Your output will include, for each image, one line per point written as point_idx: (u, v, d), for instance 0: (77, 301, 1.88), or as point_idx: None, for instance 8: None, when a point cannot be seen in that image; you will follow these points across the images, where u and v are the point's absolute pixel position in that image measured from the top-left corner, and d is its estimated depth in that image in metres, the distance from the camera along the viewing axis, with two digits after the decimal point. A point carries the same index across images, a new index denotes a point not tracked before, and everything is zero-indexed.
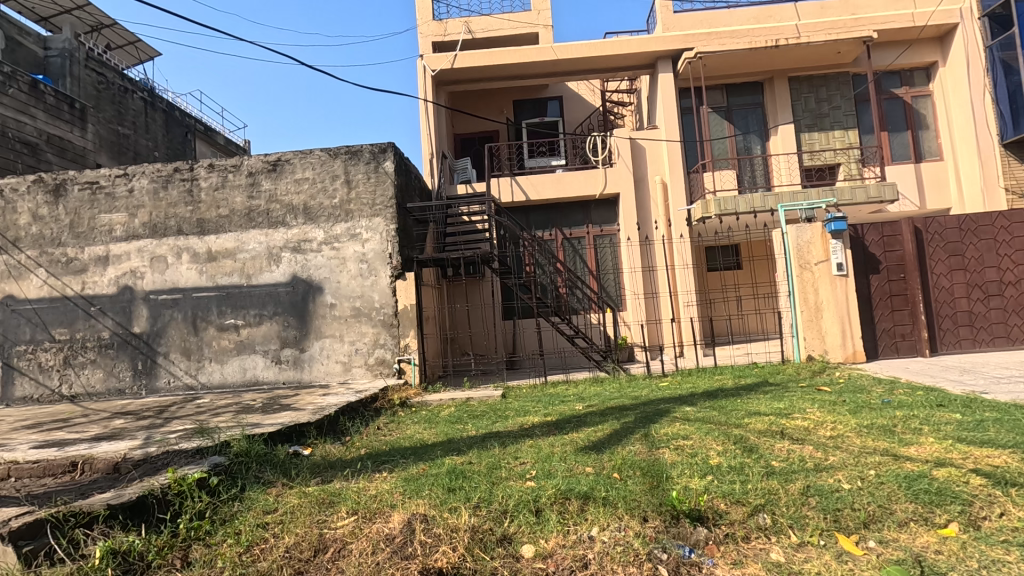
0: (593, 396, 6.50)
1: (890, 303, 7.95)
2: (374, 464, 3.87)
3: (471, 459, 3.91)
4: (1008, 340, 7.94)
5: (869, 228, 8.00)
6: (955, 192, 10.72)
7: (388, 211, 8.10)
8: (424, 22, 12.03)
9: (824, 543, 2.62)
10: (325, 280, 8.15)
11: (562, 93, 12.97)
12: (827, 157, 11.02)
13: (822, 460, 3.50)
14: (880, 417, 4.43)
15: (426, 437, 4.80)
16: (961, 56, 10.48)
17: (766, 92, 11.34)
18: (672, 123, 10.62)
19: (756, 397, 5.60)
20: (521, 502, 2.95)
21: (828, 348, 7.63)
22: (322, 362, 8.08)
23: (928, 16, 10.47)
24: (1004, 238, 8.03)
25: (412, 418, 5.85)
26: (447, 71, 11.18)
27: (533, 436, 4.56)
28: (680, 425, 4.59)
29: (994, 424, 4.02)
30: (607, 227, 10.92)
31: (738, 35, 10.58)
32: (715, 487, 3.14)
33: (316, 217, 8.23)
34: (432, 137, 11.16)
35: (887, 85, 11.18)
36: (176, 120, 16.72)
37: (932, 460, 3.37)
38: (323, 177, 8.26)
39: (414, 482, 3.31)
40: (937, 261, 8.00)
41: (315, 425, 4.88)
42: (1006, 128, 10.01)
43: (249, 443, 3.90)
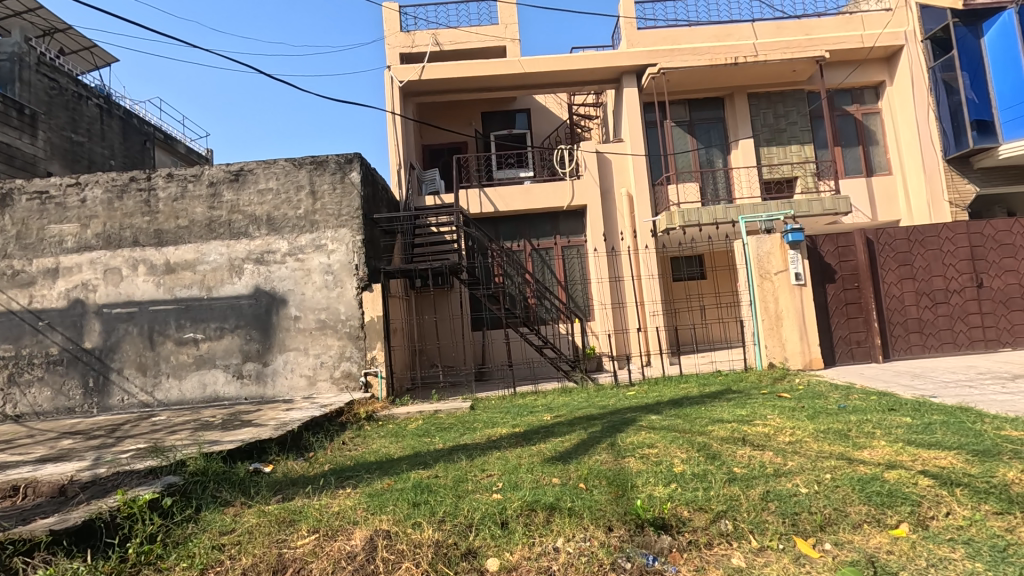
0: (561, 406, 6.53)
1: (845, 311, 8.25)
2: (337, 480, 3.79)
3: (437, 472, 3.87)
4: (955, 346, 8.32)
5: (825, 239, 8.30)
6: (903, 205, 11.21)
7: (355, 222, 8.01)
8: (391, 33, 12.02)
9: (783, 547, 2.69)
10: (289, 293, 7.98)
11: (530, 106, 13.13)
12: (785, 171, 11.41)
13: (781, 465, 3.59)
14: (836, 422, 4.57)
15: (392, 451, 4.74)
16: (906, 76, 11.05)
17: (726, 107, 11.72)
18: (637, 136, 10.83)
19: (719, 404, 5.72)
20: (487, 515, 2.93)
21: (788, 355, 7.85)
22: (286, 376, 7.89)
23: (876, 38, 10.99)
24: (950, 248, 8.43)
25: (379, 432, 5.76)
26: (415, 82, 11.18)
27: (501, 447, 4.54)
28: (646, 433, 4.66)
29: (940, 426, 4.22)
30: (574, 238, 11.05)
31: (699, 52, 10.91)
32: (679, 494, 3.18)
33: (280, 228, 8.08)
34: (400, 147, 11.11)
35: (840, 102, 11.69)
36: (134, 128, 16.23)
37: (884, 463, 3.50)
38: (287, 187, 8.13)
39: (378, 498, 3.26)
40: (889, 271, 8.37)
41: (278, 441, 4.75)
42: (948, 146, 10.59)
43: (207, 461, 3.78)
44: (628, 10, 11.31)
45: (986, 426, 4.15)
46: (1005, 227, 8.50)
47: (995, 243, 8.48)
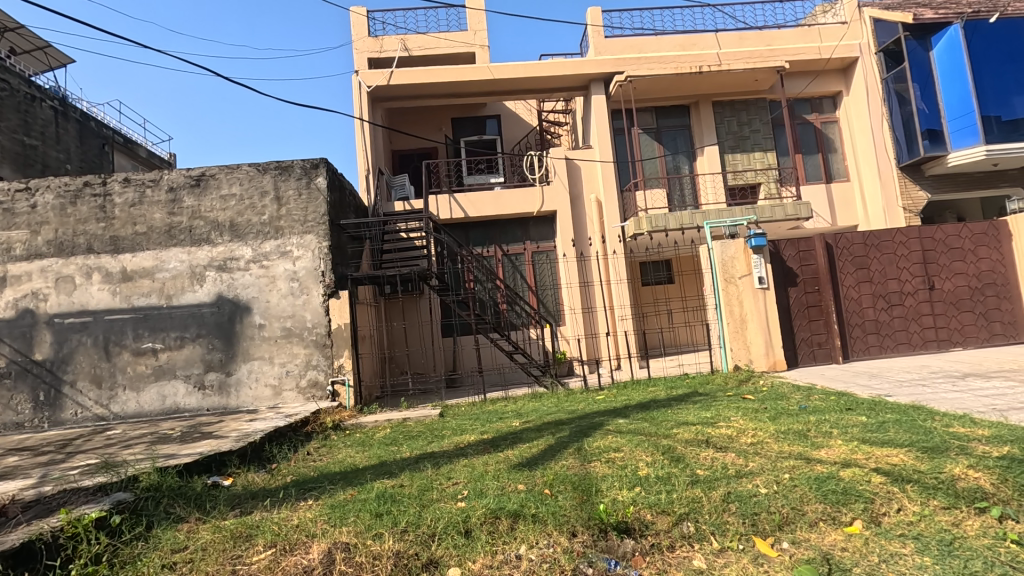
0: (531, 412, 6.52)
1: (806, 314, 8.48)
2: (299, 492, 3.70)
3: (402, 481, 3.82)
4: (910, 346, 8.63)
5: (786, 243, 8.52)
6: (861, 210, 11.59)
7: (321, 228, 7.90)
8: (358, 37, 11.90)
9: (743, 547, 2.74)
10: (253, 300, 7.80)
11: (500, 112, 13.18)
12: (749, 177, 11.69)
13: (742, 466, 3.65)
14: (796, 422, 4.69)
15: (358, 461, 4.66)
16: (862, 86, 11.47)
17: (692, 115, 11.97)
18: (606, 143, 10.96)
19: (685, 407, 5.80)
20: (450, 524, 2.90)
21: (753, 357, 8.02)
22: (250, 386, 7.70)
23: (833, 49, 11.37)
24: (903, 252, 8.76)
25: (345, 442, 5.67)
26: (383, 87, 11.11)
27: (467, 455, 4.52)
28: (613, 437, 4.69)
29: (893, 424, 4.35)
30: (544, 243, 11.10)
31: (665, 60, 11.11)
32: (642, 497, 3.20)
33: (243, 235, 7.90)
34: (368, 153, 10.99)
35: (800, 111, 12.06)
36: (92, 131, 15.68)
37: (840, 461, 3.60)
38: (251, 193, 7.96)
39: (340, 509, 3.20)
40: (847, 274, 8.64)
41: (238, 453, 4.62)
42: (901, 154, 11.05)
43: (161, 476, 3.68)
44: (595, 19, 11.46)
45: (936, 423, 4.31)
46: (954, 232, 8.85)
47: (946, 247, 8.84)
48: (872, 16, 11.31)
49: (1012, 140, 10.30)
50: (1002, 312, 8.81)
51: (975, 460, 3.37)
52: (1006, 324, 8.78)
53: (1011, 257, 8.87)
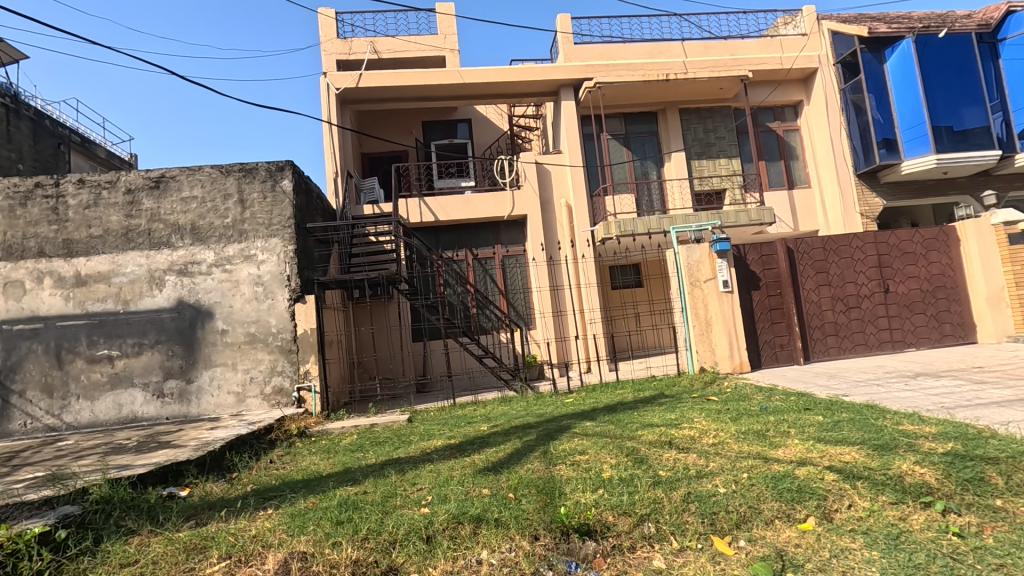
0: (499, 416, 6.52)
1: (769, 317, 8.70)
2: (258, 501, 3.62)
3: (366, 488, 3.77)
4: (867, 347, 8.94)
5: (750, 248, 8.72)
6: (821, 216, 11.95)
7: (287, 231, 7.77)
8: (327, 39, 11.76)
9: (701, 546, 2.79)
10: (215, 305, 7.61)
11: (470, 115, 13.17)
12: (715, 183, 11.96)
13: (703, 466, 3.72)
14: (756, 422, 4.80)
15: (321, 469, 4.58)
16: (821, 96, 11.84)
17: (660, 122, 12.19)
18: (575, 149, 11.11)
19: (650, 410, 5.87)
20: (412, 530, 2.87)
21: (718, 360, 8.19)
22: (211, 394, 7.50)
23: (793, 60, 11.72)
24: (861, 256, 9.08)
25: (310, 449, 5.56)
26: (352, 89, 11.01)
27: (434, 460, 4.49)
28: (579, 439, 4.73)
29: (847, 423, 4.49)
30: (513, 247, 11.13)
31: (633, 68, 11.28)
32: (605, 499, 3.22)
33: (205, 238, 7.71)
34: (337, 155, 10.83)
35: (763, 119, 12.39)
36: (47, 130, 15.09)
37: (796, 460, 3.69)
38: (213, 196, 7.77)
39: (300, 518, 3.14)
40: (807, 278, 8.91)
41: (196, 462, 4.48)
42: (858, 162, 11.45)
43: (114, 488, 3.56)
44: (565, 26, 11.57)
45: (887, 422, 4.47)
46: (907, 237, 9.22)
47: (899, 251, 9.18)
48: (830, 29, 11.72)
49: (960, 149, 10.82)
50: (952, 314, 9.18)
51: (921, 457, 3.50)
52: (956, 325, 9.15)
53: (959, 261, 9.26)
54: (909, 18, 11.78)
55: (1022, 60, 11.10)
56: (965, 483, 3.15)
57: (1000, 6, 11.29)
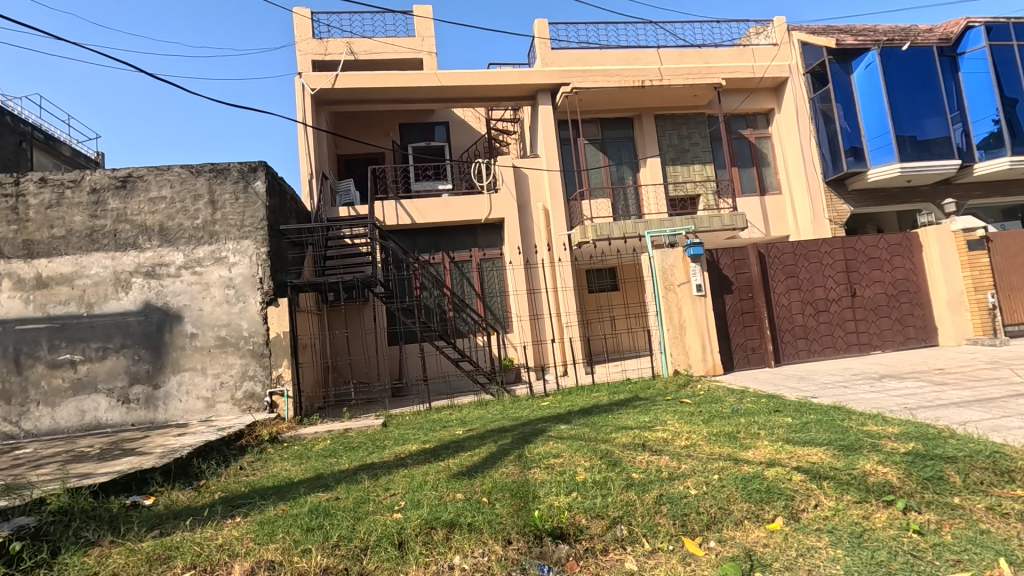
0: (475, 419, 6.50)
1: (741, 320, 8.87)
2: (225, 509, 3.53)
3: (338, 494, 3.72)
4: (835, 350, 9.17)
5: (722, 252, 8.88)
6: (791, 222, 12.22)
7: (259, 233, 7.63)
8: (302, 39, 11.61)
9: (672, 548, 2.82)
10: (184, 308, 7.43)
11: (448, 118, 13.14)
12: (689, 189, 12.14)
13: (675, 468, 3.77)
14: (727, 424, 4.88)
15: (293, 475, 4.50)
16: (792, 105, 12.12)
17: (636, 127, 12.34)
18: (552, 153, 11.17)
19: (625, 412, 5.92)
20: (383, 536, 2.84)
21: (691, 362, 8.31)
22: (179, 399, 7.31)
23: (765, 69, 11.96)
24: (829, 261, 9.31)
25: (281, 455, 5.46)
26: (328, 90, 10.89)
27: (408, 464, 4.46)
28: (554, 443, 4.74)
29: (815, 424, 4.61)
30: (490, 251, 11.14)
31: (609, 74, 11.41)
32: (578, 503, 3.23)
33: (174, 240, 7.53)
34: (312, 157, 10.68)
35: (736, 126, 12.63)
36: (8, 126, 14.58)
37: (765, 461, 3.76)
38: (183, 196, 7.60)
39: (269, 525, 3.08)
40: (778, 282, 9.10)
41: (161, 470, 4.36)
42: (827, 169, 11.77)
43: (73, 497, 3.44)
44: (542, 31, 11.64)
45: (852, 423, 4.59)
46: (873, 242, 9.48)
47: (866, 257, 9.44)
48: (800, 39, 12.03)
49: (923, 158, 11.22)
50: (915, 317, 9.48)
51: (884, 457, 3.60)
52: (919, 328, 9.45)
53: (922, 267, 9.55)
54: (875, 31, 12.19)
55: (980, 73, 11.57)
56: (925, 481, 3.25)
57: (960, 22, 11.76)
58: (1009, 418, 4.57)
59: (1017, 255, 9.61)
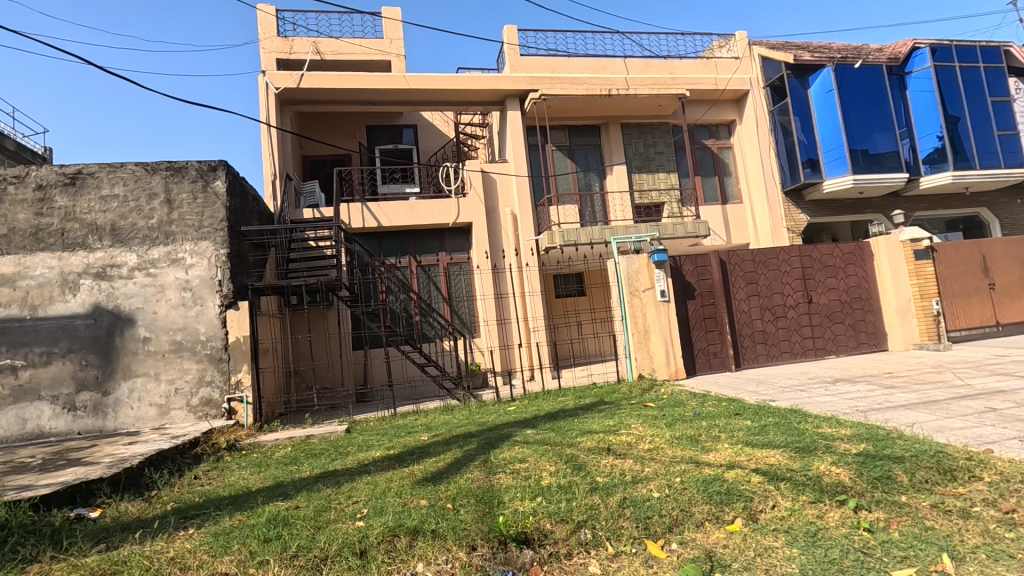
0: (440, 425, 6.44)
1: (703, 325, 9.09)
2: (178, 520, 3.40)
3: (298, 503, 3.62)
4: (792, 354, 9.47)
5: (685, 259, 9.08)
6: (751, 230, 12.55)
7: (219, 234, 7.40)
8: (266, 36, 11.36)
9: (635, 551, 2.85)
10: (137, 311, 7.14)
11: (416, 121, 13.06)
12: (654, 196, 12.37)
13: (638, 472, 3.81)
14: (690, 428, 4.97)
15: (251, 484, 4.36)
16: (752, 117, 12.49)
17: (603, 135, 12.53)
18: (520, 158, 11.23)
19: (590, 416, 5.96)
20: (345, 545, 2.78)
21: (655, 367, 8.44)
22: (130, 406, 7.00)
23: (727, 81, 12.30)
24: (787, 268, 9.62)
25: (239, 463, 5.30)
26: (293, 90, 10.68)
27: (371, 471, 4.38)
28: (520, 448, 4.73)
29: (773, 427, 4.74)
30: (458, 255, 11.09)
31: (577, 81, 11.55)
32: (543, 507, 3.23)
33: (127, 240, 7.23)
34: (274, 157, 10.42)
35: (699, 136, 12.93)
36: None
37: (725, 464, 3.85)
38: (137, 195, 7.31)
39: (223, 537, 2.98)
40: (738, 289, 9.36)
41: (109, 481, 4.16)
42: (785, 179, 12.17)
43: (11, 511, 3.25)
44: (511, 37, 11.71)
45: (808, 425, 4.74)
46: (828, 250, 9.84)
47: (821, 265, 9.79)
48: (760, 54, 12.45)
49: (874, 171, 11.75)
50: (866, 323, 9.88)
51: (837, 458, 3.74)
52: (870, 333, 9.84)
53: (872, 275, 9.97)
54: (829, 48, 12.73)
55: (926, 92, 12.21)
56: (874, 481, 3.37)
57: (907, 43, 12.42)
58: (953, 420, 4.81)
59: (959, 264, 10.16)
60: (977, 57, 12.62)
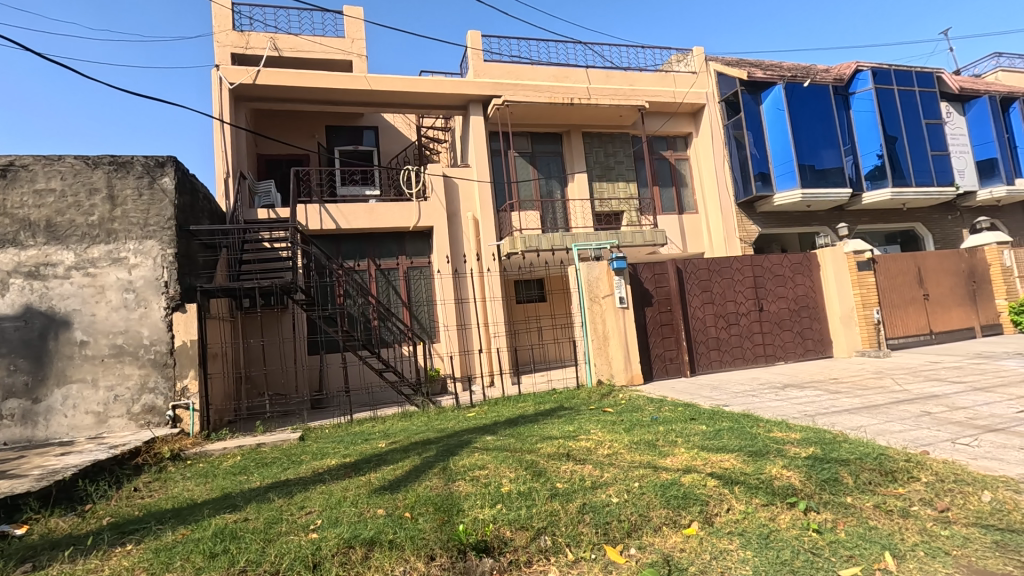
0: (399, 431, 6.32)
1: (660, 332, 9.28)
2: (114, 536, 3.20)
3: (247, 515, 3.46)
4: (744, 360, 9.78)
5: (643, 267, 9.27)
6: (706, 240, 12.91)
7: (165, 233, 7.07)
8: (221, 29, 10.97)
9: (595, 557, 2.86)
10: (73, 313, 6.72)
11: (377, 123, 12.87)
12: (614, 205, 12.59)
13: (598, 477, 3.83)
14: (647, 433, 5.05)
15: (196, 495, 4.15)
16: (708, 130, 12.89)
17: (564, 143, 12.67)
18: (483, 163, 11.24)
19: (550, 422, 5.98)
20: (297, 559, 2.67)
21: (614, 372, 8.56)
22: (64, 414, 6.58)
23: (685, 94, 12.64)
24: (740, 277, 9.94)
25: (184, 474, 5.04)
26: (248, 86, 10.34)
27: (326, 480, 4.24)
28: (479, 454, 4.69)
29: (727, 431, 4.87)
30: (418, 259, 10.96)
31: (540, 89, 11.65)
32: (503, 515, 3.19)
33: (64, 238, 6.81)
34: (227, 155, 10.03)
35: (657, 147, 13.24)
36: None
37: (682, 468, 3.92)
38: (76, 190, 6.90)
39: (165, 553, 2.82)
40: (694, 296, 9.61)
41: (38, 495, 3.89)
42: (739, 192, 12.61)
43: None
44: (475, 42, 11.71)
45: (760, 429, 4.89)
46: (778, 261, 10.22)
47: (772, 274, 10.16)
48: (715, 70, 12.88)
49: (821, 186, 12.32)
50: (813, 330, 10.30)
51: (788, 461, 3.86)
52: (816, 340, 10.27)
53: (818, 285, 10.42)
54: (780, 67, 13.30)
55: (868, 112, 12.91)
56: (823, 483, 3.50)
57: (851, 65, 13.10)
58: (893, 423, 5.06)
59: (897, 275, 10.75)
60: (913, 81, 13.43)
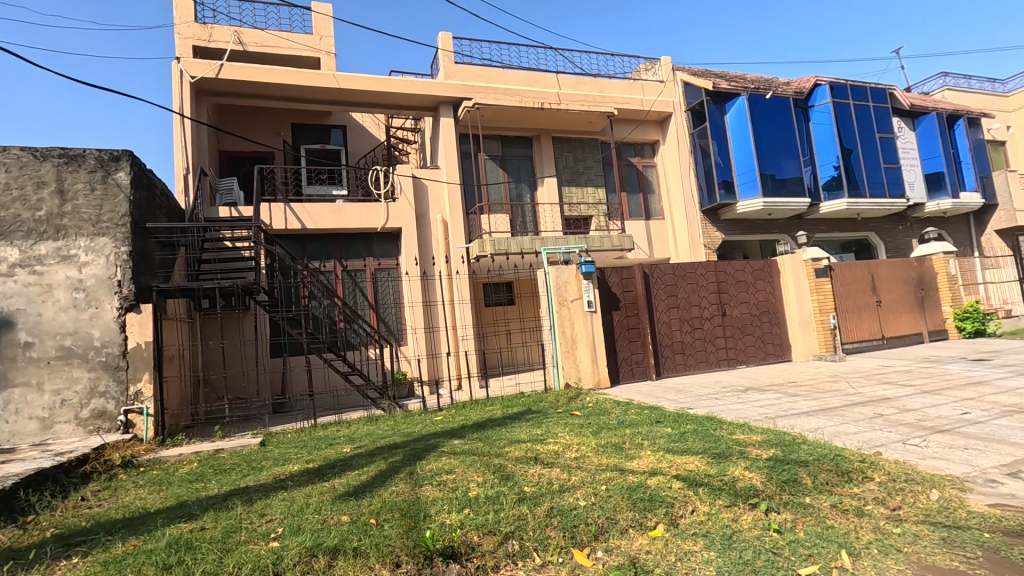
0: (364, 436, 6.20)
1: (627, 336, 9.40)
2: (58, 549, 3.03)
3: (204, 524, 3.34)
4: (708, 364, 9.99)
5: (612, 271, 9.36)
6: (671, 246, 13.14)
7: (119, 230, 6.77)
8: (182, 21, 10.64)
9: (562, 560, 2.85)
10: (17, 313, 6.38)
11: (345, 122, 12.66)
12: (583, 210, 12.73)
13: (565, 480, 3.84)
14: (614, 436, 5.09)
15: (149, 504, 3.97)
16: (674, 138, 13.15)
17: (535, 147, 12.72)
18: (453, 165, 11.20)
19: (518, 425, 5.96)
20: (256, 568, 2.59)
21: (582, 375, 8.62)
22: (5, 419, 6.22)
23: (652, 102, 12.87)
24: (704, 283, 10.15)
25: (136, 482, 4.82)
26: (210, 80, 10.04)
27: (288, 487, 4.12)
28: (447, 459, 4.63)
29: (692, 434, 4.96)
30: (386, 261, 10.81)
31: (511, 92, 11.69)
32: (470, 520, 3.16)
33: (7, 233, 6.45)
34: (187, 150, 9.70)
35: (626, 154, 13.42)
36: None
37: (648, 470, 3.96)
38: (22, 182, 6.55)
39: (114, 566, 2.69)
40: (660, 300, 9.77)
41: None
42: (704, 200, 12.91)
43: None
44: (446, 44, 11.67)
45: (724, 432, 4.99)
46: (740, 267, 10.49)
47: (735, 280, 10.42)
48: (682, 79, 13.17)
49: (781, 195, 12.71)
50: (774, 335, 10.60)
51: (750, 463, 3.95)
52: (776, 344, 10.58)
53: (778, 291, 10.74)
54: (744, 79, 13.68)
55: (826, 125, 13.41)
56: (783, 484, 3.59)
57: (810, 79, 13.58)
58: (848, 425, 5.23)
59: (852, 282, 11.17)
60: (867, 96, 14.01)
